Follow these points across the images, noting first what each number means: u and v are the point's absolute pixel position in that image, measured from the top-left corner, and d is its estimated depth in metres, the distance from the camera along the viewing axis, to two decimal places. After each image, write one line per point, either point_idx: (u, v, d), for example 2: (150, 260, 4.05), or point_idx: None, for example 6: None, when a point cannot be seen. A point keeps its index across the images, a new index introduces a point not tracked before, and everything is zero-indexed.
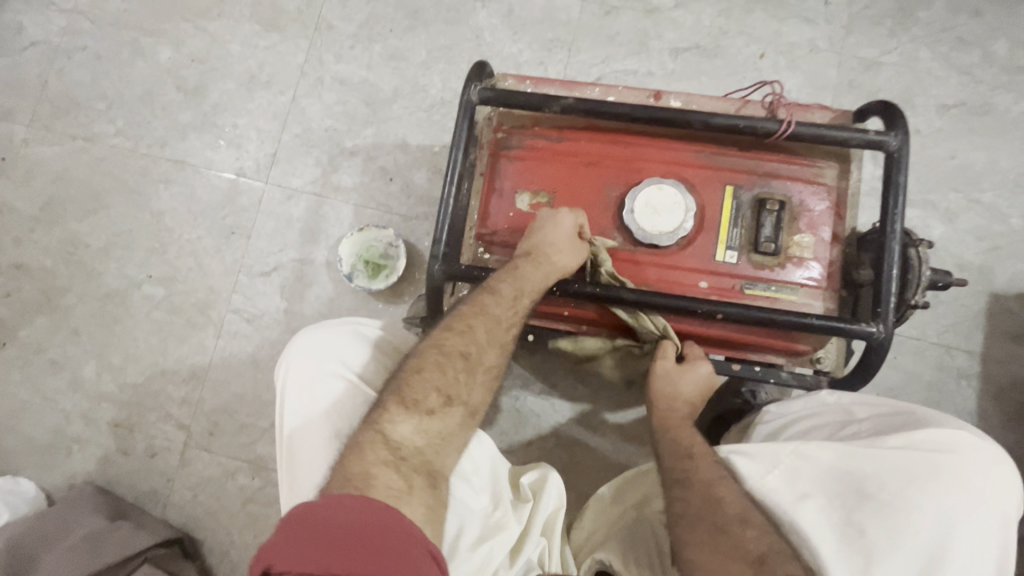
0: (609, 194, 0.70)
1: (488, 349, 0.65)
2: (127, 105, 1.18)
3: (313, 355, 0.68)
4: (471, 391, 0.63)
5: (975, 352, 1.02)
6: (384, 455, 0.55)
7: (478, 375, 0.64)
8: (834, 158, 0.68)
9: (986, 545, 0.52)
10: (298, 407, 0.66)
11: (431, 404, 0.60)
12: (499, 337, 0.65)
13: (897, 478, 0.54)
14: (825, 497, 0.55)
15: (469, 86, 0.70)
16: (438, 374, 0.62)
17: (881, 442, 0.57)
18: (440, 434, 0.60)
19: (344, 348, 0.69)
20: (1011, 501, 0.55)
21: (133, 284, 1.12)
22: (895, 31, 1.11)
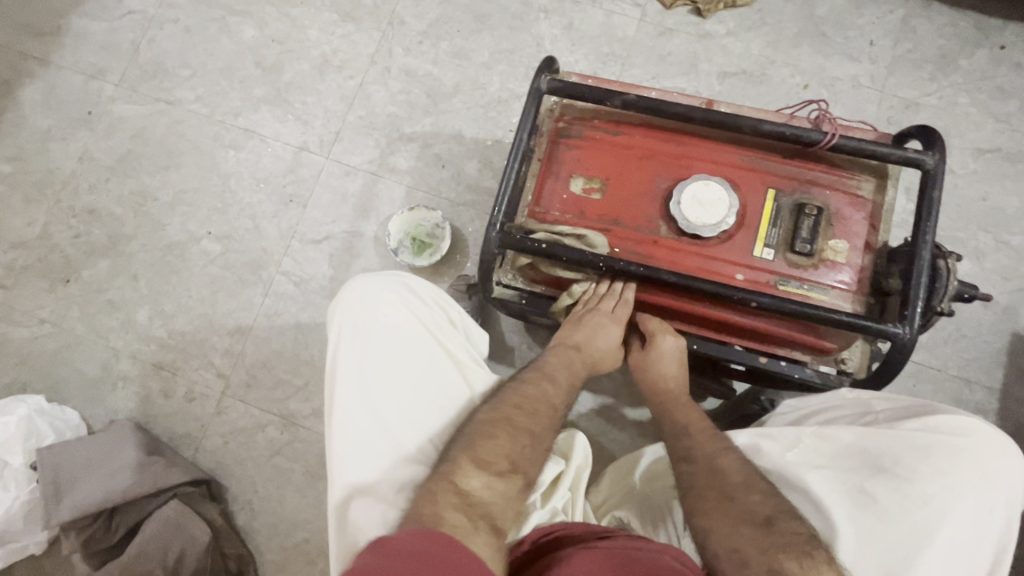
0: (657, 186, 0.75)
1: (544, 428, 0.67)
2: (208, 75, 1.28)
3: (361, 299, 0.73)
4: (534, 465, 0.64)
5: (994, 388, 1.04)
6: (454, 499, 0.56)
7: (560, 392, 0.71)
8: (872, 173, 0.73)
9: (986, 516, 0.59)
10: (354, 334, 0.71)
11: (500, 467, 0.61)
12: (546, 410, 0.69)
13: (909, 456, 0.61)
14: (841, 470, 0.63)
15: (539, 76, 0.76)
16: (507, 440, 0.63)
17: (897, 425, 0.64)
18: (506, 495, 0.59)
19: (387, 293, 0.74)
20: (1014, 481, 0.61)
21: (193, 238, 1.20)
22: (935, 75, 1.17)
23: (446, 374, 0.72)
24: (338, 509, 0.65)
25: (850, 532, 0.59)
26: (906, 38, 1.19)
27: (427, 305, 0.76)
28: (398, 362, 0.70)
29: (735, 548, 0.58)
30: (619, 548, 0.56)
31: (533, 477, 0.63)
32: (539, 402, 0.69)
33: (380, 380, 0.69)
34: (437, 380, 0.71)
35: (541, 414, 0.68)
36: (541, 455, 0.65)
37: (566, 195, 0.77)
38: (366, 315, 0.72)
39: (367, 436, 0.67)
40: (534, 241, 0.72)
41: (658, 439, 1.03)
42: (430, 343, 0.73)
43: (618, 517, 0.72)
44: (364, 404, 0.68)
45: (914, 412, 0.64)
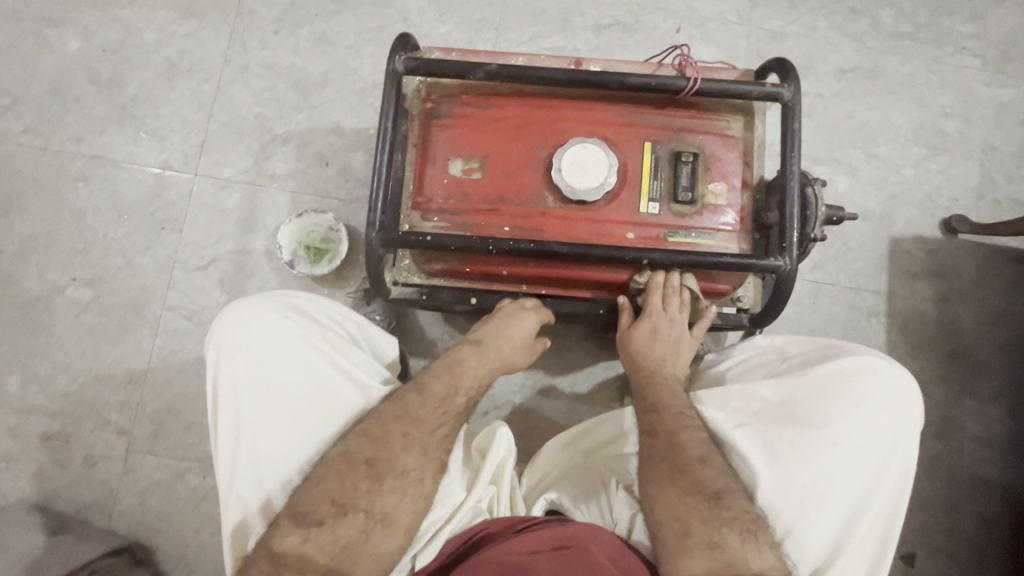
0: (537, 156, 0.73)
1: (406, 453, 0.62)
2: (33, 100, 1.11)
3: (236, 327, 0.67)
4: (387, 502, 0.60)
5: (881, 291, 1.13)
6: (264, 565, 0.56)
7: (434, 409, 0.66)
8: (739, 112, 0.74)
9: (886, 445, 0.64)
10: (232, 367, 0.66)
11: (322, 515, 0.58)
12: (416, 437, 0.63)
13: (821, 398, 0.66)
14: (757, 422, 0.66)
15: (394, 57, 0.71)
16: (335, 480, 0.60)
17: (806, 372, 0.68)
18: (336, 543, 0.58)
19: (264, 318, 0.68)
20: (913, 414, 0.66)
21: (56, 288, 1.06)
22: (794, 3, 1.21)
23: (338, 395, 0.67)
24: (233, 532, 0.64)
25: (768, 475, 0.63)
26: None
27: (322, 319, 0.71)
28: (282, 392, 0.65)
29: (675, 519, 0.59)
30: (512, 554, 0.58)
31: (389, 511, 0.60)
32: (415, 423, 0.64)
33: (266, 403, 0.65)
34: (329, 398, 0.67)
35: (406, 437, 0.63)
36: (400, 485, 0.61)
37: (447, 180, 0.73)
38: (243, 344, 0.67)
39: (256, 461, 0.64)
40: (419, 235, 0.69)
41: (592, 402, 1.05)
42: (321, 360, 0.68)
43: (550, 500, 0.71)
44: (251, 429, 0.64)
45: (820, 356, 0.69)
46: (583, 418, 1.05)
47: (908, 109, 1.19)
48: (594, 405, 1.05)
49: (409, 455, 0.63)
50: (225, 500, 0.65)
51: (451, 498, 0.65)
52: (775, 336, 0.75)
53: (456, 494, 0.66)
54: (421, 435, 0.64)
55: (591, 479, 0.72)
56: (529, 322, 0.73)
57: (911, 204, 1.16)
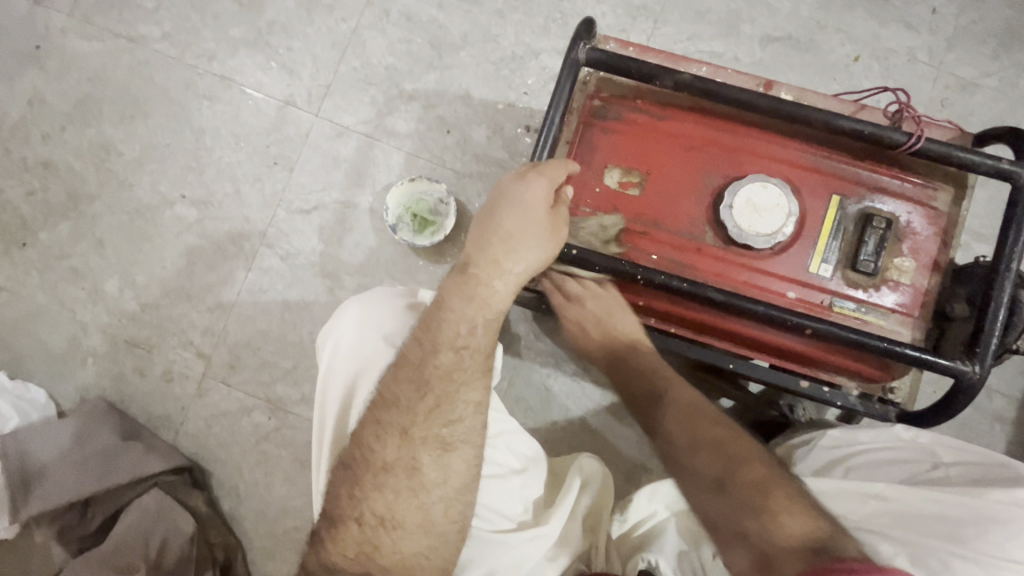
0: (706, 185, 0.65)
1: (383, 445, 0.60)
2: (176, 8, 1.10)
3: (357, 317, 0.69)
4: (376, 500, 0.59)
5: (1015, 397, 1.01)
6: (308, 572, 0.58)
7: (427, 395, 0.61)
8: (950, 181, 0.64)
9: None
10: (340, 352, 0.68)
11: (346, 518, 0.59)
12: (399, 420, 0.60)
13: (997, 533, 0.55)
14: (908, 533, 0.58)
15: (576, 44, 0.64)
16: (351, 478, 0.60)
17: (978, 492, 0.59)
18: (356, 548, 0.58)
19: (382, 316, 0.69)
20: None
21: (165, 202, 1.07)
22: (999, 53, 1.05)
23: None
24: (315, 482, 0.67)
25: None
26: (973, 8, 1.06)
27: (407, 291, 0.72)
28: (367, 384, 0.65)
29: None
30: None
31: (388, 513, 0.59)
32: (386, 405, 0.61)
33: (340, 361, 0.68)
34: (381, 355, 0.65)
35: (378, 425, 0.60)
36: (384, 481, 0.59)
37: (599, 189, 0.67)
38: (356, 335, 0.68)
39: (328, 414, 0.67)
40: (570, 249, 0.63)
41: None
42: (388, 324, 0.68)
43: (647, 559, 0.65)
44: (328, 385, 0.68)
45: (994, 479, 0.60)
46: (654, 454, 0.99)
47: None
48: None
49: (396, 449, 0.60)
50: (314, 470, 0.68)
51: (541, 539, 0.63)
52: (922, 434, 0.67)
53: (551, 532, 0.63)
54: (400, 418, 0.61)
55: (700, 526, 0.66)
56: (506, 290, 0.63)
57: None
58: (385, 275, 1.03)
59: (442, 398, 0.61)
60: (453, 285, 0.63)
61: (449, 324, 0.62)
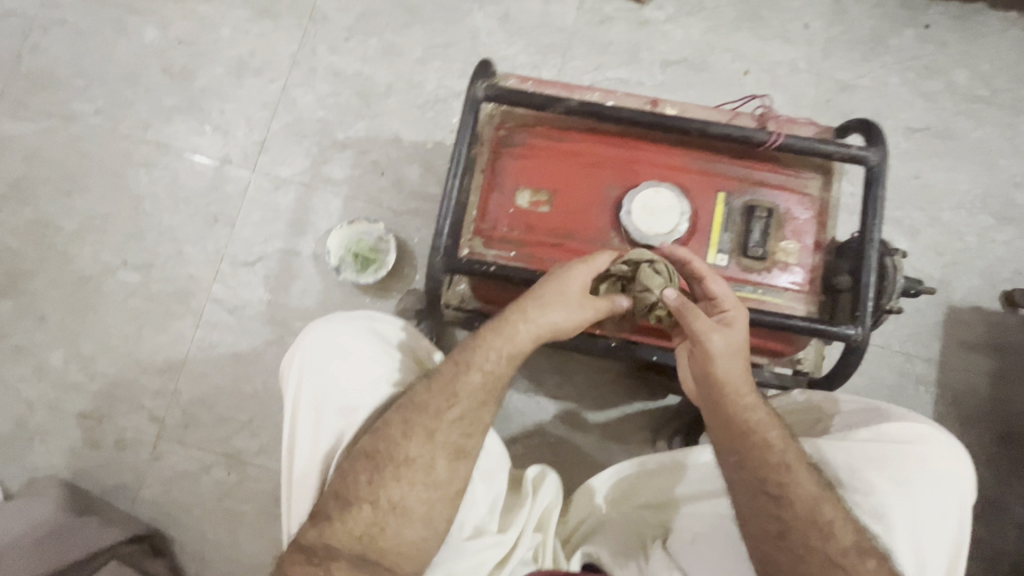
0: (608, 195, 0.72)
1: (407, 442, 0.60)
2: (108, 84, 1.14)
3: (332, 339, 0.65)
4: (391, 490, 0.59)
5: (934, 360, 1.09)
6: (298, 555, 0.58)
7: (461, 398, 0.61)
8: (818, 169, 0.72)
9: (941, 523, 0.58)
10: (312, 371, 0.64)
11: (353, 497, 0.59)
12: (427, 422, 0.60)
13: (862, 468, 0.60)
14: None
15: (474, 82, 0.71)
16: (366, 469, 0.59)
17: (850, 435, 0.62)
18: (352, 534, 0.58)
19: (357, 338, 0.66)
20: (965, 482, 0.60)
21: (107, 269, 1.08)
22: (867, 56, 1.19)
23: None
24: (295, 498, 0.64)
25: None
26: (840, 20, 1.20)
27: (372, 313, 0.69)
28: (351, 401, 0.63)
29: None
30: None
31: (400, 502, 0.59)
32: (417, 409, 0.60)
33: (329, 378, 0.64)
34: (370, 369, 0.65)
35: (404, 425, 0.60)
36: (404, 473, 0.59)
37: (513, 210, 0.73)
38: (335, 354, 0.64)
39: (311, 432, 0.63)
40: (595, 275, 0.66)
41: (623, 440, 1.04)
42: (361, 344, 0.66)
43: (590, 553, 0.69)
44: (302, 404, 0.64)
45: (864, 420, 0.63)
46: (613, 456, 1.03)
47: (976, 174, 1.15)
48: (625, 443, 1.03)
49: (418, 447, 0.60)
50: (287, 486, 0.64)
51: (500, 547, 0.64)
52: (813, 392, 0.69)
53: (505, 543, 0.64)
54: (425, 421, 0.60)
55: (634, 532, 0.70)
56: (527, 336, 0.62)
57: (971, 273, 1.12)
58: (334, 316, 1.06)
59: (470, 402, 0.61)
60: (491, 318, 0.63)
61: (484, 358, 0.61)
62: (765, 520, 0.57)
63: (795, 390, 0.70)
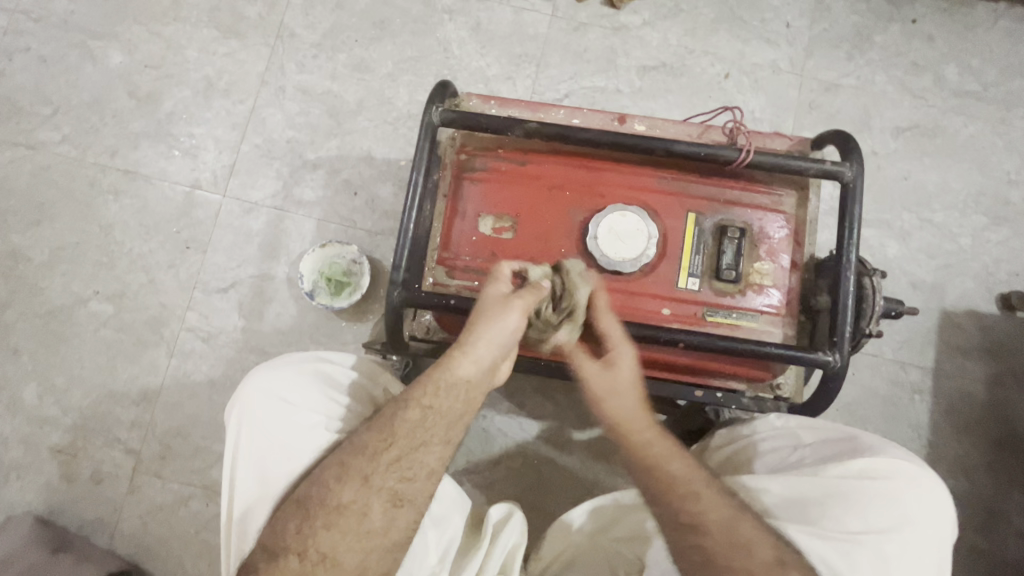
0: (573, 220, 0.69)
1: (341, 487, 0.56)
2: (74, 111, 1.12)
3: (271, 384, 0.63)
4: (320, 540, 0.54)
5: (927, 367, 1.06)
6: None
7: (398, 439, 0.57)
8: (792, 185, 0.69)
9: (919, 565, 0.55)
10: (250, 418, 0.62)
11: (282, 548, 0.54)
12: (360, 466, 0.57)
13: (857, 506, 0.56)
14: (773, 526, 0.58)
15: (430, 107, 0.68)
16: (296, 518, 0.55)
17: (825, 469, 0.59)
18: None
19: (298, 382, 0.64)
20: (942, 522, 0.58)
21: (78, 300, 1.06)
22: (852, 54, 1.15)
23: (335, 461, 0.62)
24: (232, 545, 0.60)
25: None
26: (822, 18, 1.16)
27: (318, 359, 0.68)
28: (286, 447, 0.60)
29: None
30: None
31: (329, 551, 0.54)
32: (352, 453, 0.57)
33: (281, 419, 0.61)
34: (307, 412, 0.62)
35: (339, 467, 0.57)
36: (334, 521, 0.55)
37: (476, 237, 0.70)
38: (273, 399, 0.63)
39: (258, 474, 0.60)
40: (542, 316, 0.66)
41: (608, 460, 1.01)
42: (301, 387, 0.64)
43: None
44: (240, 451, 0.62)
45: (839, 452, 0.60)
46: (598, 477, 1.00)
47: (968, 173, 1.11)
48: (610, 463, 1.01)
49: (352, 490, 0.56)
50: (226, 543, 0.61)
51: None
52: (789, 417, 0.66)
53: None
54: (362, 464, 0.57)
55: (607, 566, 0.68)
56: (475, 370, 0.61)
57: (966, 275, 1.09)
58: (309, 340, 1.04)
59: (406, 445, 0.57)
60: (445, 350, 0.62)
61: (438, 394, 0.59)
62: (688, 550, 0.55)
63: (771, 414, 0.66)
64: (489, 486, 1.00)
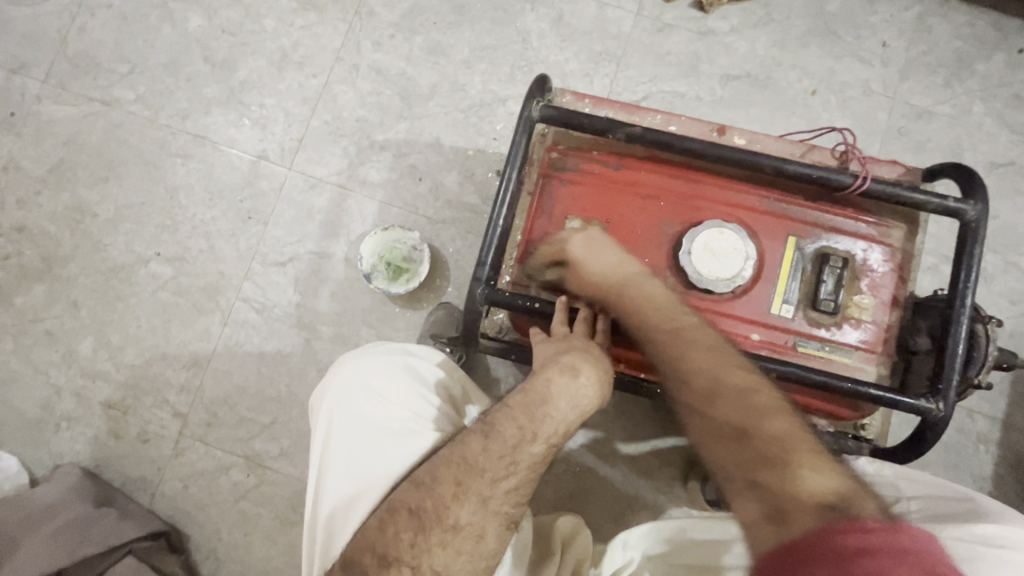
0: (666, 231, 0.66)
1: (459, 506, 0.53)
2: (149, 71, 1.12)
3: (354, 379, 0.63)
4: (436, 558, 0.52)
5: (997, 417, 1.01)
6: None
7: (521, 466, 0.55)
8: (902, 218, 0.66)
9: None
10: (337, 411, 0.62)
11: (394, 553, 0.52)
12: (481, 489, 0.54)
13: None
14: None
15: (530, 101, 0.66)
16: (411, 528, 0.52)
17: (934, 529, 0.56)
18: None
19: (380, 376, 0.63)
20: None
21: (140, 260, 1.07)
22: (950, 81, 1.09)
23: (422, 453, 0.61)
24: (320, 544, 0.59)
25: None
26: (922, 40, 1.10)
27: (397, 349, 0.67)
28: (376, 441, 0.60)
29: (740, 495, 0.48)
30: None
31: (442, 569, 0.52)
32: (472, 472, 0.54)
33: (369, 413, 0.61)
34: (390, 409, 0.62)
35: (458, 485, 0.53)
36: (450, 540, 0.52)
37: None
38: (357, 394, 0.63)
39: (347, 470, 0.60)
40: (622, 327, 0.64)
41: (652, 476, 0.99)
42: (381, 381, 0.63)
43: None
44: (327, 446, 0.62)
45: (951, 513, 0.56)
46: (641, 492, 0.98)
47: None
48: (656, 479, 0.98)
49: (469, 510, 0.53)
50: (313, 537, 0.61)
51: None
52: (885, 463, 0.64)
53: None
54: (480, 485, 0.54)
55: None
56: (591, 385, 0.57)
57: None
58: (361, 323, 1.03)
59: (528, 470, 0.55)
60: (548, 356, 0.59)
61: (560, 408, 0.56)
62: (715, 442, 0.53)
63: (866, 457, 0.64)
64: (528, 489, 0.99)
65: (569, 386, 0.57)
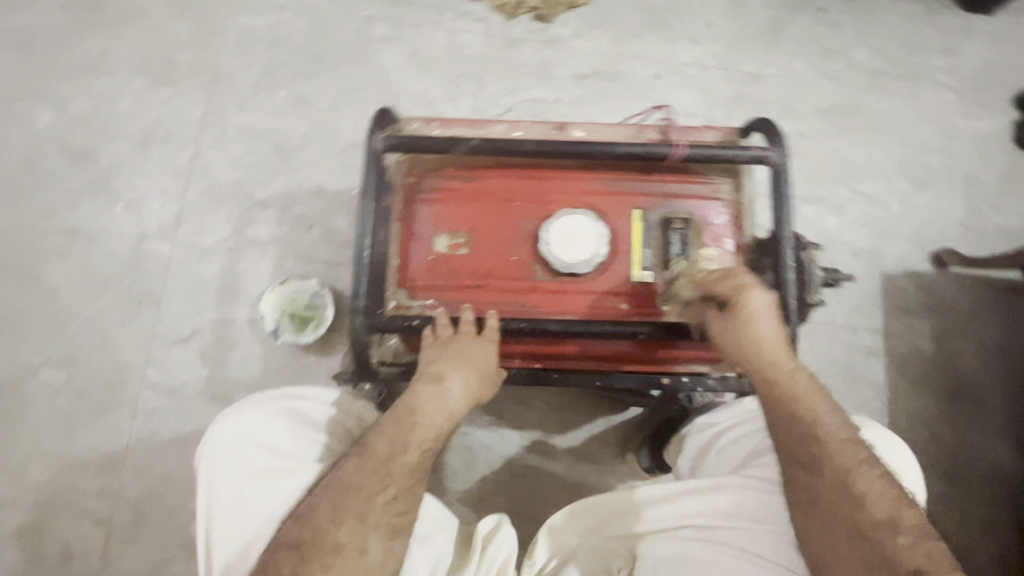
0: (526, 229, 0.71)
1: (340, 526, 0.54)
2: (4, 176, 1.08)
3: (230, 428, 0.64)
4: None
5: (879, 329, 1.12)
6: None
7: (398, 476, 0.56)
8: (727, 173, 0.74)
9: None
10: (217, 460, 0.63)
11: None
12: (360, 507, 0.54)
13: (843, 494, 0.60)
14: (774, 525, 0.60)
15: (372, 135, 0.69)
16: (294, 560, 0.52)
17: None
18: None
19: (257, 421, 0.64)
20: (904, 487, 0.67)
21: (28, 371, 1.02)
22: (770, 46, 1.22)
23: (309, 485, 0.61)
24: None
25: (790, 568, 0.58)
26: (739, 15, 1.23)
27: (277, 394, 0.68)
28: (260, 482, 0.61)
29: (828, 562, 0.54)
30: None
31: None
32: (349, 492, 0.55)
33: (248, 459, 0.62)
34: (271, 449, 0.63)
35: (333, 508, 0.54)
36: (333, 562, 0.53)
37: (433, 257, 0.71)
38: (235, 441, 0.63)
39: (232, 519, 0.60)
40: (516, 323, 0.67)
41: (593, 460, 1.02)
42: (259, 426, 0.64)
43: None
44: (212, 499, 0.62)
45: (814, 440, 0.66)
46: (585, 478, 1.01)
47: (890, 145, 1.19)
48: (596, 461, 1.02)
49: (349, 530, 0.54)
50: None
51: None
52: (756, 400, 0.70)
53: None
54: (357, 503, 0.55)
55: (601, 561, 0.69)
56: (458, 388, 0.61)
57: (901, 238, 1.16)
58: (278, 381, 1.02)
59: (405, 479, 0.56)
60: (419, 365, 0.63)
61: (427, 415, 0.59)
62: (794, 482, 0.58)
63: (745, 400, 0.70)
64: (479, 503, 1.00)
65: (439, 395, 0.61)
